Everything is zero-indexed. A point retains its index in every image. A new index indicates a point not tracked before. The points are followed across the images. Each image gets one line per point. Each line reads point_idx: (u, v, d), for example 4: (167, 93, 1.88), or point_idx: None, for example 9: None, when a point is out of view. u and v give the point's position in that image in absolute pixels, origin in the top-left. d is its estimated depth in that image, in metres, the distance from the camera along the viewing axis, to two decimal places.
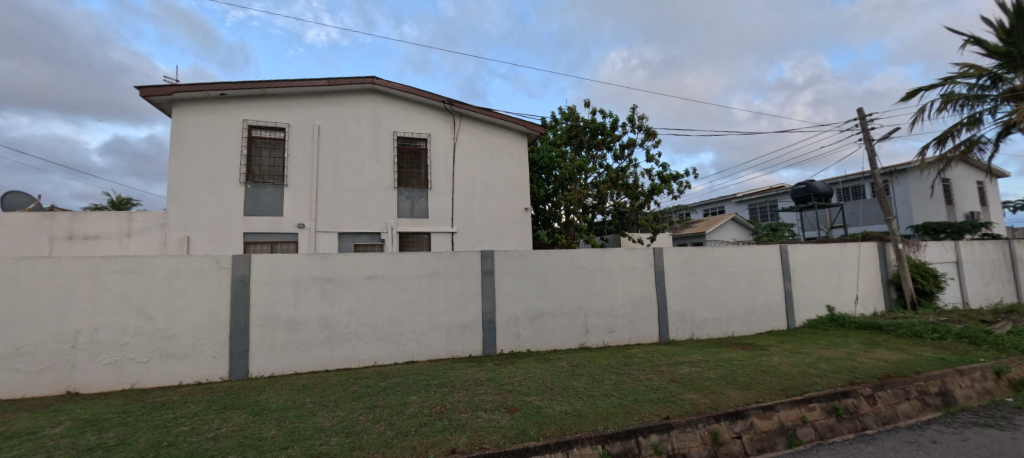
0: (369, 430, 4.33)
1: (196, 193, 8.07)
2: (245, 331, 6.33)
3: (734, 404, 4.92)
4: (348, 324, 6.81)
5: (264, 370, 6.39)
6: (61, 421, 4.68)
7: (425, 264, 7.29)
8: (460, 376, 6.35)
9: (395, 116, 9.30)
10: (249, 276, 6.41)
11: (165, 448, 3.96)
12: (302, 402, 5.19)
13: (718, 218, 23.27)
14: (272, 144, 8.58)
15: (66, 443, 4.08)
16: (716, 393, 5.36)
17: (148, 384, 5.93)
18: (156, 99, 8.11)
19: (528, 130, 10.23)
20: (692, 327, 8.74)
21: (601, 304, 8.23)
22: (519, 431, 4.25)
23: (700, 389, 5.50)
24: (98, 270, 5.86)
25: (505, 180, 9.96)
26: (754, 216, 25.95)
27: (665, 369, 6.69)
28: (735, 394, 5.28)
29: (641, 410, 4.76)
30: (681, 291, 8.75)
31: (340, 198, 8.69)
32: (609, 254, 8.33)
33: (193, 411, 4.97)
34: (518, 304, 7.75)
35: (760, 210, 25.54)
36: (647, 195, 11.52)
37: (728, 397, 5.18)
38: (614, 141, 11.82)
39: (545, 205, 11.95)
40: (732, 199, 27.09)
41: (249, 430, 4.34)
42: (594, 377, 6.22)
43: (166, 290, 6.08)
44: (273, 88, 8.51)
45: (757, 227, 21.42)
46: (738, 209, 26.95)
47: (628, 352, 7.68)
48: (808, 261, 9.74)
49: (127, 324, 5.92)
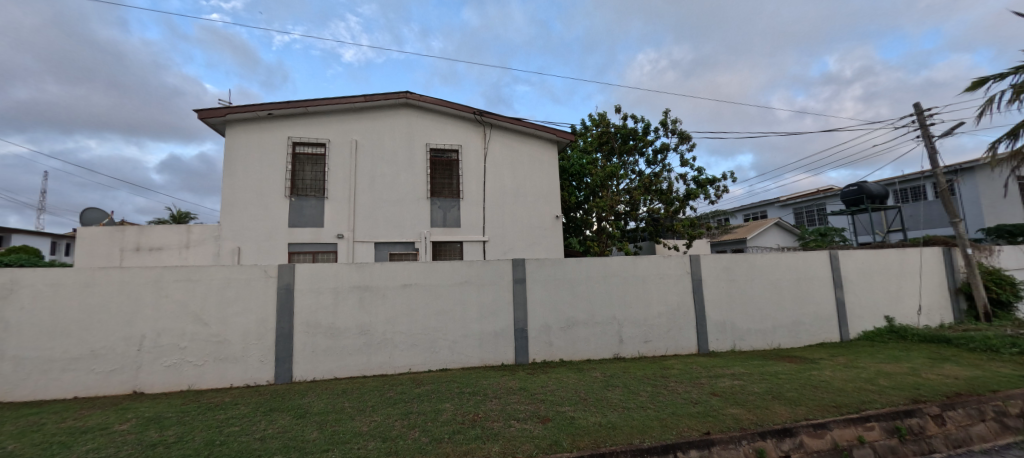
0: (404, 436, 4.44)
1: (247, 207, 8.59)
2: (289, 336, 6.69)
3: (781, 420, 4.66)
4: (384, 332, 7.03)
5: (306, 375, 6.70)
6: (128, 418, 5.13)
7: (458, 273, 7.43)
8: (492, 384, 6.40)
9: (428, 129, 9.56)
10: (293, 284, 6.78)
11: (217, 447, 4.29)
12: (341, 407, 5.41)
13: (761, 222, 22.20)
14: (314, 160, 9.03)
15: (132, 439, 4.51)
16: (761, 408, 5.09)
17: (204, 385, 6.38)
18: (212, 121, 8.72)
19: (559, 138, 10.22)
20: (733, 338, 8.37)
21: (635, 313, 8.05)
22: (552, 442, 4.23)
23: (742, 404, 5.25)
24: (160, 279, 6.38)
25: (535, 189, 9.98)
26: (800, 220, 24.57)
27: (705, 381, 6.44)
28: (782, 410, 4.99)
29: (680, 424, 4.60)
30: (720, 299, 8.41)
31: (376, 209, 9.01)
32: (642, 261, 8.16)
33: (242, 412, 5.30)
34: (550, 313, 7.73)
35: (806, 214, 24.13)
36: (682, 200, 11.11)
37: (774, 413, 4.90)
38: (646, 147, 11.53)
39: (576, 213, 11.71)
40: (775, 203, 25.91)
41: (292, 432, 4.58)
42: (629, 389, 6.10)
43: (220, 298, 6.54)
44: (315, 106, 8.95)
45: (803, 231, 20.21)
46: (781, 214, 25.70)
47: (665, 364, 7.46)
48: (863, 268, 9.09)
49: (185, 329, 6.40)
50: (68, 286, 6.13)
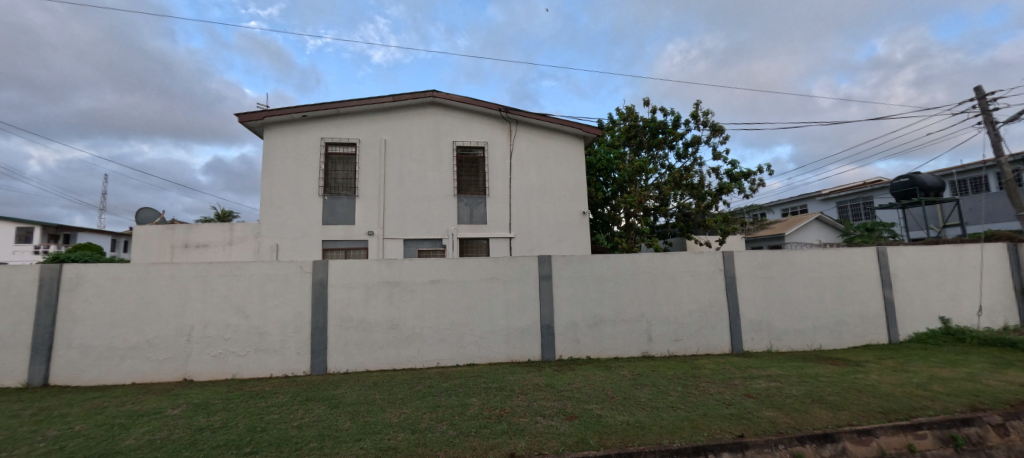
0: (432, 429, 4.55)
1: (285, 206, 8.98)
2: (324, 330, 6.96)
3: (822, 425, 4.45)
4: (413, 327, 7.20)
5: (340, 367, 6.96)
6: (180, 403, 5.51)
7: (485, 269, 7.50)
8: (519, 380, 6.43)
9: (455, 127, 9.67)
10: (326, 280, 7.05)
11: (258, 433, 4.55)
12: (373, 398, 5.59)
13: (800, 217, 21.11)
14: (345, 159, 9.32)
15: (183, 423, 4.85)
16: (799, 412, 4.87)
17: (246, 375, 6.74)
18: (251, 124, 9.15)
19: (586, 133, 10.09)
20: (770, 338, 8.03)
21: (665, 311, 7.86)
22: (579, 440, 4.22)
23: (779, 407, 5.04)
24: (206, 274, 6.79)
25: (562, 185, 9.90)
26: (843, 215, 23.20)
27: (738, 383, 6.22)
28: (823, 414, 4.76)
29: (712, 426, 4.47)
30: (756, 297, 8.08)
31: (405, 207, 9.21)
32: (673, 258, 7.95)
33: (281, 400, 5.58)
34: (577, 310, 7.67)
35: (851, 208, 22.77)
36: (715, 194, 10.73)
37: (814, 417, 4.68)
38: (676, 140, 11.19)
39: (604, 209, 11.50)
40: (817, 197, 24.59)
41: (327, 421, 4.79)
42: (658, 388, 5.98)
43: (260, 292, 6.89)
44: (346, 107, 9.22)
45: (847, 227, 19.07)
46: (823, 208, 24.37)
47: (696, 363, 7.26)
48: (915, 265, 8.49)
49: (229, 321, 6.78)
50: (126, 280, 6.63)
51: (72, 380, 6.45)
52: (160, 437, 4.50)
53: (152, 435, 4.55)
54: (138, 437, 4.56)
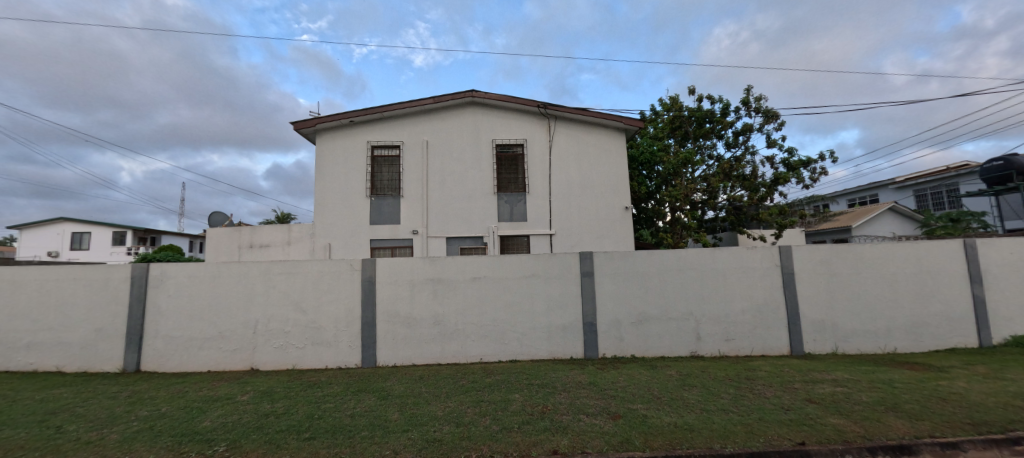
0: (476, 423, 4.65)
1: (337, 207, 9.50)
2: (373, 324, 7.30)
3: (897, 435, 4.06)
4: (456, 323, 7.37)
5: (388, 360, 7.27)
6: (248, 390, 6.01)
7: (525, 266, 7.52)
8: (561, 377, 6.40)
9: (493, 126, 9.75)
10: (374, 277, 7.38)
11: (316, 420, 4.86)
12: (419, 392, 5.79)
13: (870, 207, 19.23)
14: (390, 161, 9.69)
15: (252, 409, 5.30)
16: (869, 420, 4.45)
17: (304, 366, 7.22)
18: (305, 131, 9.74)
19: (628, 126, 9.80)
20: (835, 339, 7.40)
21: (715, 309, 7.48)
22: (623, 440, 4.13)
23: (846, 414, 4.64)
24: (269, 272, 7.34)
25: (604, 180, 9.69)
26: (921, 204, 20.93)
27: (799, 387, 5.79)
28: (898, 423, 4.33)
29: (769, 432, 4.21)
30: (818, 295, 7.48)
31: (447, 206, 9.42)
32: (723, 253, 7.54)
33: (335, 391, 5.93)
34: (620, 307, 7.49)
35: (930, 197, 20.51)
36: (769, 185, 10.04)
37: (888, 426, 4.26)
38: (725, 129, 10.58)
39: (647, 204, 11.10)
40: (889, 185, 22.39)
41: (377, 412, 5.03)
42: (708, 390, 5.71)
43: (316, 289, 7.34)
44: (389, 111, 9.57)
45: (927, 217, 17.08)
46: (897, 197, 22.13)
47: (750, 365, 6.85)
48: (1012, 260, 7.48)
49: (288, 316, 7.29)
50: (201, 278, 7.32)
51: (158, 367, 7.23)
52: (232, 420, 4.94)
53: (225, 418, 5.01)
54: (213, 419, 5.03)
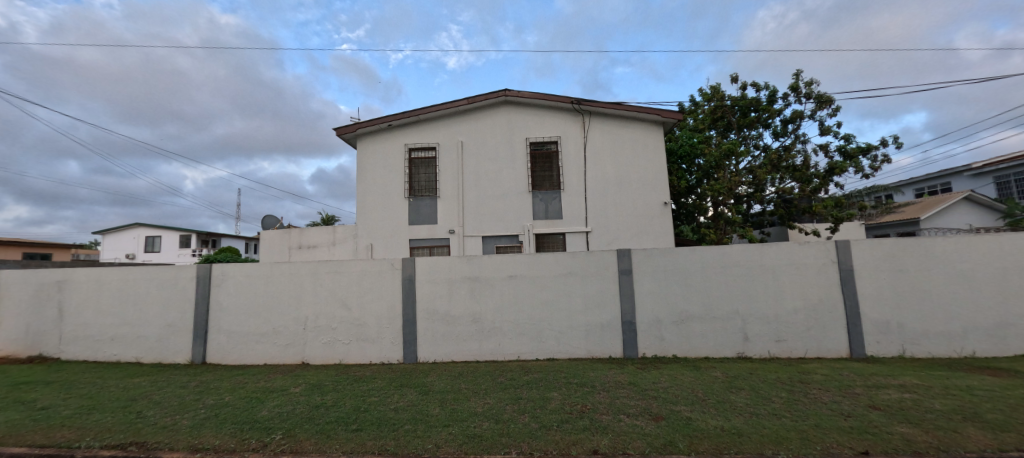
0: (515, 420, 4.68)
1: (378, 208, 9.83)
2: (413, 322, 7.52)
3: (977, 447, 3.69)
4: (494, 320, 7.44)
5: (428, 357, 7.46)
6: (301, 383, 6.37)
7: (562, 264, 7.46)
8: (600, 376, 6.31)
9: (527, 124, 9.72)
10: (414, 276, 7.60)
11: (363, 413, 5.09)
12: (459, 388, 5.92)
13: (941, 197, 17.50)
14: (427, 163, 9.91)
15: (305, 400, 5.62)
16: (943, 430, 4.08)
17: (351, 360, 7.56)
18: (347, 136, 10.14)
19: (666, 118, 9.47)
20: (902, 341, 6.81)
21: (763, 308, 7.10)
22: (667, 442, 4.02)
23: (916, 423, 4.27)
24: (317, 272, 7.74)
25: (642, 175, 9.42)
26: (1002, 192, 18.82)
27: (860, 391, 5.39)
28: (978, 434, 3.94)
29: (826, 439, 3.95)
30: (880, 293, 6.91)
31: (482, 205, 9.51)
32: (772, 249, 7.13)
33: (380, 385, 6.17)
34: (661, 306, 7.27)
35: (1013, 184, 18.39)
36: (823, 176, 9.36)
37: (966, 437, 3.88)
38: (773, 117, 9.97)
39: (688, 199, 10.69)
40: (965, 172, 20.27)
41: (419, 406, 5.19)
42: (758, 393, 5.43)
43: (360, 287, 7.66)
44: (425, 113, 9.77)
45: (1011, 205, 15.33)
46: (973, 185, 20.00)
47: (804, 368, 6.44)
48: None
49: (335, 313, 7.66)
50: (257, 277, 7.83)
51: (221, 359, 7.81)
52: (287, 411, 5.27)
53: (281, 408, 5.34)
54: (271, 409, 5.39)
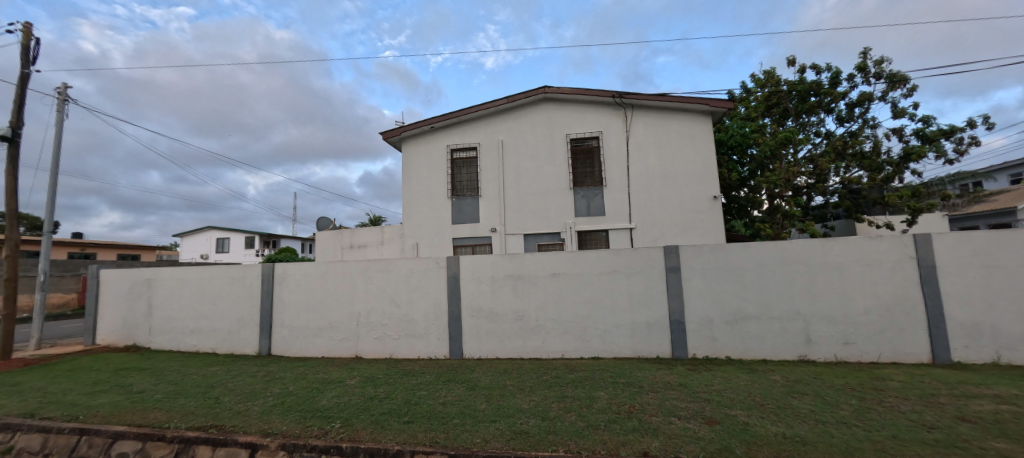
0: (561, 418, 4.66)
1: (423, 208, 10.10)
2: (459, 318, 7.68)
3: None
4: (537, 318, 7.44)
5: (473, 353, 7.60)
6: (355, 376, 6.71)
7: (606, 262, 7.32)
8: (648, 377, 6.14)
9: (567, 120, 9.58)
10: (459, 274, 7.75)
11: (413, 406, 5.28)
12: (504, 384, 5.98)
13: None
14: (469, 163, 10.04)
15: (360, 392, 5.92)
16: None
17: (400, 355, 7.86)
18: (392, 139, 10.48)
19: (715, 107, 8.99)
20: (996, 346, 6.06)
21: (827, 308, 6.58)
22: (722, 447, 3.85)
23: (1017, 439, 3.79)
24: (368, 270, 8.10)
25: (690, 167, 9.01)
26: None
27: (946, 401, 4.86)
28: None
29: (906, 453, 3.61)
30: (968, 292, 6.18)
31: (524, 203, 9.51)
32: (837, 244, 6.58)
33: (428, 379, 6.37)
34: (711, 305, 6.94)
35: None
36: (897, 163, 8.49)
37: None
38: (837, 101, 9.17)
39: (740, 192, 10.10)
40: None
41: (467, 401, 5.30)
42: (823, 399, 5.05)
43: (408, 285, 7.93)
44: (466, 114, 9.89)
45: None
46: None
47: (877, 373, 5.91)
48: None
49: (385, 309, 7.98)
50: (315, 275, 8.33)
51: (284, 352, 8.39)
52: (345, 401, 5.57)
53: (339, 399, 5.66)
54: (330, 399, 5.72)
